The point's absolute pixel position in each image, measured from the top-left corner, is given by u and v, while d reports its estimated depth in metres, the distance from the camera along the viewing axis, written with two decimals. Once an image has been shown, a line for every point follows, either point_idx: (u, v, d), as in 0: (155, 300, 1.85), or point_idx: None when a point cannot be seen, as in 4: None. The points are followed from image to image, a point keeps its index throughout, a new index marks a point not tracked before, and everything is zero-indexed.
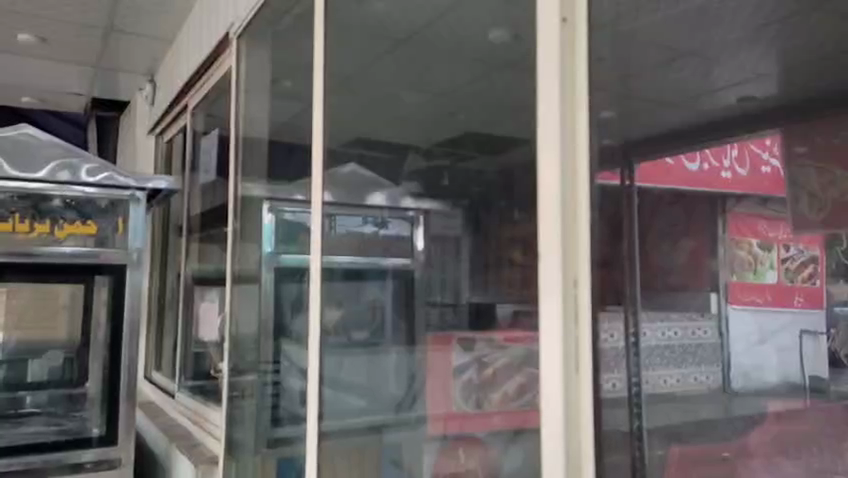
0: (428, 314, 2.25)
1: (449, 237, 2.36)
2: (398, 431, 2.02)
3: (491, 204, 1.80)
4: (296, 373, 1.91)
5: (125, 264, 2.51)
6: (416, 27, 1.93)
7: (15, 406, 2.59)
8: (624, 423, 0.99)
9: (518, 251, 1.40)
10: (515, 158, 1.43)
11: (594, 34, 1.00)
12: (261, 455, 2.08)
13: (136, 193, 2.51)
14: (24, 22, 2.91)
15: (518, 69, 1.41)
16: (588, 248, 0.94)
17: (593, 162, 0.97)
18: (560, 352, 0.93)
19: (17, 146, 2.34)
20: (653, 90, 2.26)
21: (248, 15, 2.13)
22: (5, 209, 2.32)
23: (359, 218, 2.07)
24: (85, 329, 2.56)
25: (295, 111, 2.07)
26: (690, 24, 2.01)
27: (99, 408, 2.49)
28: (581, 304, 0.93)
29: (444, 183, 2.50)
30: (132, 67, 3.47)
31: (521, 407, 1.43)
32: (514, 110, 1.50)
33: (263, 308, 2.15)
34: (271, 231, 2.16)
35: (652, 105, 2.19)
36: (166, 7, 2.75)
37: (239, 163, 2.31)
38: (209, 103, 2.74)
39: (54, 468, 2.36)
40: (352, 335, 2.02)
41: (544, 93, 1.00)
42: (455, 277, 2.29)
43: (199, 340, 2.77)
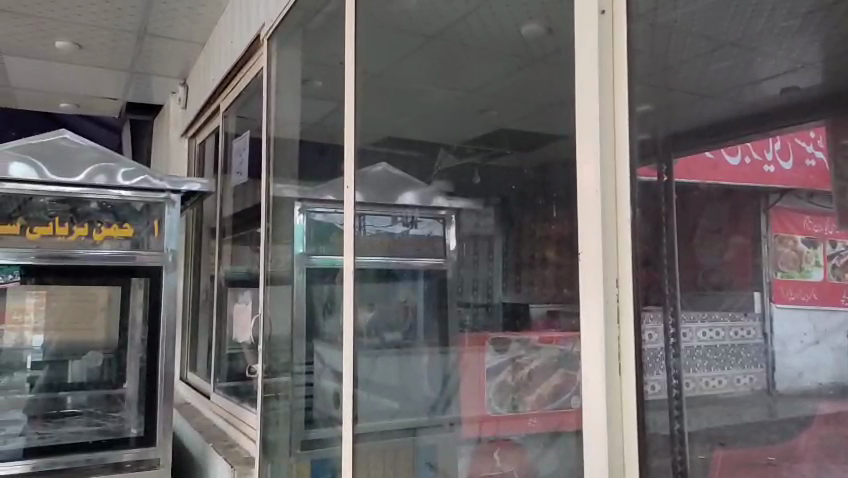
0: (460, 314, 2.15)
1: (481, 235, 2.10)
2: (431, 433, 2.04)
3: (525, 203, 1.76)
4: (330, 375, 1.91)
5: (161, 267, 2.53)
6: (447, 22, 1.93)
7: (58, 406, 2.69)
8: (665, 426, 0.89)
9: (552, 250, 1.38)
10: (550, 155, 1.39)
11: (636, 20, 0.94)
12: (296, 456, 2.07)
13: (170, 195, 2.55)
14: (61, 29, 2.97)
15: (553, 63, 1.37)
16: (630, 245, 0.90)
17: (635, 156, 0.92)
18: (601, 353, 0.89)
19: (54, 153, 2.35)
20: (703, 71, 1.24)
21: (277, 17, 2.13)
22: (47, 213, 2.40)
23: (388, 217, 2.05)
24: (123, 330, 2.61)
25: (326, 111, 2.05)
26: (715, 29, 1.27)
27: (137, 408, 2.52)
28: (625, 304, 0.89)
29: (476, 182, 2.15)
30: (164, 71, 3.52)
31: (559, 407, 1.40)
32: (550, 104, 1.46)
33: (296, 309, 2.16)
34: (303, 233, 2.16)
35: (704, 78, 1.24)
36: (198, 10, 2.77)
37: (273, 165, 2.30)
38: (241, 104, 2.76)
39: (96, 468, 2.39)
40: (384, 336, 2.02)
41: (582, 89, 0.96)
42: (487, 278, 2.03)
43: (233, 342, 2.79)
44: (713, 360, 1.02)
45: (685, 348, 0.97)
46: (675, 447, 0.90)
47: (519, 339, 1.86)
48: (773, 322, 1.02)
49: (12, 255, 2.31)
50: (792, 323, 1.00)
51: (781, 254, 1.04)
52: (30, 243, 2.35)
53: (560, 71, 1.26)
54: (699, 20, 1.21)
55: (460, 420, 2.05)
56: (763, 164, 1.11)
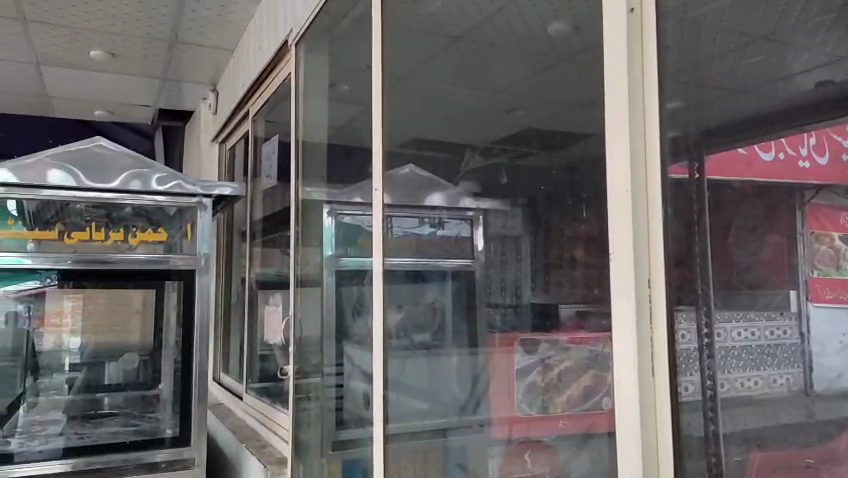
0: (490, 314, 2.13)
1: (508, 236, 2.08)
2: (463, 434, 2.03)
3: (555, 203, 1.74)
4: (361, 376, 1.92)
5: (194, 270, 2.57)
6: (472, 23, 1.94)
7: (97, 407, 2.75)
8: (700, 428, 0.87)
9: (581, 249, 1.38)
10: (579, 155, 1.38)
11: (666, 17, 0.93)
12: (327, 457, 2.09)
13: (203, 199, 2.59)
14: (95, 39, 3.04)
15: (582, 62, 1.36)
16: (662, 244, 0.88)
17: (666, 153, 0.90)
18: (634, 356, 0.87)
19: (91, 159, 2.42)
20: (735, 68, 1.22)
21: (305, 22, 2.16)
22: (82, 218, 2.47)
23: (416, 219, 2.07)
24: (157, 332, 2.66)
25: (354, 113, 2.06)
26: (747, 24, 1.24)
27: (171, 409, 2.57)
28: (657, 305, 0.87)
29: (503, 182, 2.14)
30: (195, 78, 3.57)
31: (590, 408, 1.39)
32: (578, 103, 1.45)
33: (326, 310, 2.18)
34: (332, 234, 2.18)
35: (737, 74, 1.21)
36: (227, 17, 2.80)
37: (301, 168, 2.34)
38: (270, 108, 2.79)
39: (132, 468, 2.44)
40: (413, 337, 2.04)
41: (612, 89, 0.95)
42: (515, 278, 2.01)
43: (264, 343, 2.83)
44: (747, 361, 1.01)
45: (719, 349, 0.96)
46: (709, 450, 0.88)
47: (548, 340, 1.85)
48: (809, 321, 1.02)
49: (50, 259, 2.38)
50: (831, 323, 1.01)
51: (817, 251, 1.05)
52: (67, 247, 2.41)
53: (588, 70, 1.25)
54: (735, 13, 1.18)
55: (490, 421, 2.03)
56: (799, 159, 1.13)
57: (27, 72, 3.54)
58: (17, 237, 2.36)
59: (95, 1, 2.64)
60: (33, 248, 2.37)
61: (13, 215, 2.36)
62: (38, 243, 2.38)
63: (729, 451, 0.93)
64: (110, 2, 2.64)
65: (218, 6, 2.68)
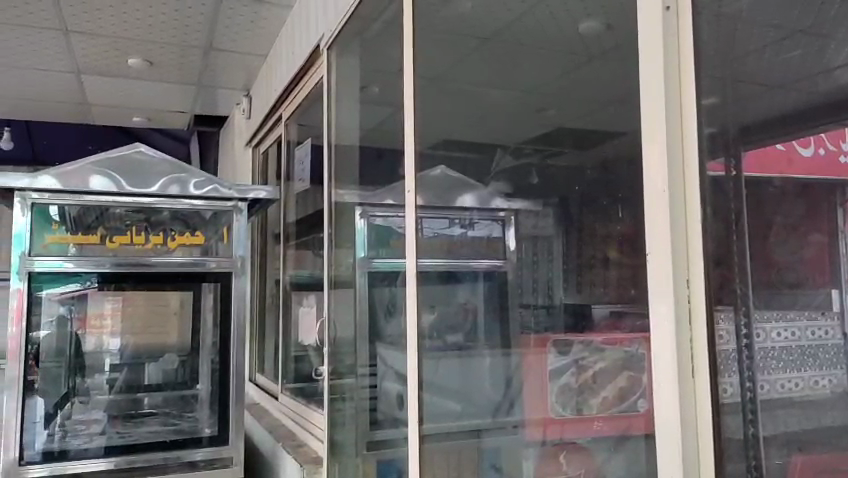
0: (522, 316, 2.13)
1: (540, 236, 2.09)
2: (497, 435, 2.02)
3: (587, 204, 1.74)
4: (393, 376, 1.93)
5: (231, 272, 2.62)
6: (502, 23, 1.94)
7: (137, 407, 2.81)
8: (741, 430, 0.86)
9: (617, 248, 1.36)
10: (614, 154, 1.37)
11: (704, 16, 0.91)
12: (362, 456, 2.10)
13: (238, 203, 2.64)
14: (133, 47, 3.12)
15: (617, 60, 1.35)
16: (701, 245, 0.87)
17: (704, 151, 0.89)
18: (673, 356, 0.87)
19: (131, 165, 2.48)
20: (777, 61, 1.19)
21: (336, 26, 2.18)
22: (122, 223, 2.53)
23: (447, 220, 2.09)
24: (195, 333, 2.72)
25: (385, 114, 2.07)
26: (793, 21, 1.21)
27: (209, 409, 2.62)
28: (697, 305, 0.86)
29: (534, 182, 2.11)
30: (228, 83, 3.63)
31: (626, 409, 1.38)
32: (614, 102, 1.44)
33: (359, 311, 2.20)
34: (364, 236, 2.19)
35: (778, 68, 1.19)
36: (260, 23, 2.84)
37: (334, 172, 2.37)
38: (302, 112, 2.82)
39: (173, 466, 2.49)
40: (447, 338, 2.06)
41: (649, 90, 0.94)
42: (548, 278, 2.01)
43: (298, 344, 2.86)
44: (790, 362, 0.99)
45: (759, 349, 0.94)
46: (750, 452, 0.87)
47: (582, 341, 1.83)
48: None
49: (90, 262, 2.44)
50: None
51: None
52: (108, 251, 2.48)
53: (623, 67, 1.24)
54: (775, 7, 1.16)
55: (524, 422, 1.99)
56: (839, 154, 1.16)
57: (69, 81, 3.64)
58: (58, 242, 2.41)
59: (133, 11, 2.71)
60: (75, 252, 2.43)
61: (56, 219, 2.41)
62: (79, 247, 2.45)
63: (775, 451, 0.92)
64: (147, 11, 2.70)
65: (250, 13, 2.73)
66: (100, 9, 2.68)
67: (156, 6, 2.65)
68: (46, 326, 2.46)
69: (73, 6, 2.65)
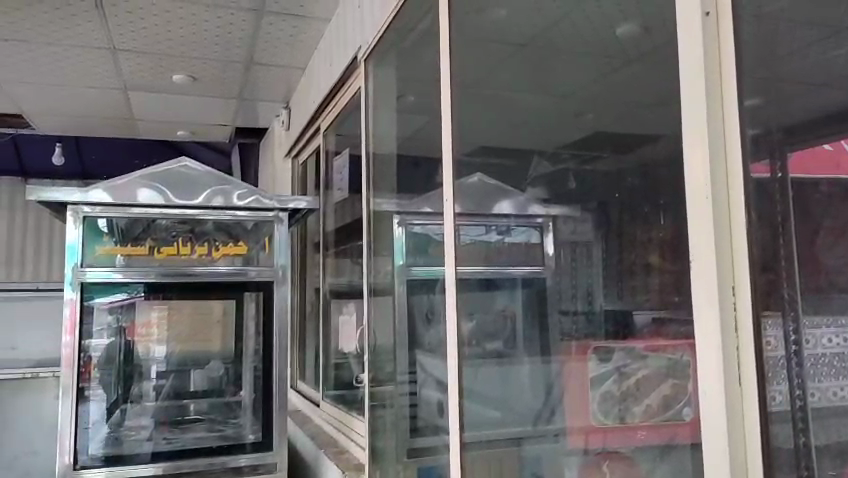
0: (560, 323, 2.15)
1: (579, 242, 2.19)
2: (537, 444, 1.96)
3: (635, 210, 1.76)
4: (433, 384, 1.94)
5: (273, 281, 2.67)
6: (538, 29, 1.94)
7: (183, 413, 2.88)
8: (790, 439, 0.83)
9: (658, 254, 1.35)
10: (654, 157, 1.36)
11: (744, 18, 0.90)
12: (402, 463, 2.11)
13: (280, 213, 2.68)
14: (178, 64, 3.22)
15: (656, 64, 1.34)
16: (745, 250, 0.84)
17: (748, 153, 0.86)
18: (718, 363, 0.84)
19: (177, 178, 2.56)
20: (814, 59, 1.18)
21: (373, 38, 2.21)
22: (170, 233, 2.61)
23: (483, 227, 2.02)
24: (237, 340, 2.79)
25: (421, 123, 2.09)
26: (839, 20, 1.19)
27: (253, 415, 2.67)
28: (742, 312, 0.83)
29: (572, 187, 2.28)
30: (268, 97, 3.71)
31: (671, 417, 1.36)
32: (654, 107, 1.43)
33: (398, 319, 2.22)
34: (402, 245, 2.22)
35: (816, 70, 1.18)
36: (300, 37, 2.89)
37: (373, 179, 2.40)
38: (341, 123, 2.86)
39: (218, 471, 2.54)
40: (485, 345, 1.98)
41: (689, 94, 0.92)
42: (587, 284, 2.11)
43: (338, 351, 2.90)
44: (840, 367, 1.00)
45: (808, 355, 0.93)
46: (800, 461, 0.85)
47: (623, 348, 1.89)
48: None
49: (136, 273, 2.53)
50: None
51: None
52: (156, 261, 2.58)
53: (662, 71, 1.23)
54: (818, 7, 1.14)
55: (565, 430, 1.93)
56: None
57: (116, 98, 3.78)
58: (107, 253, 2.49)
59: (176, 29, 2.79)
60: (122, 263, 2.51)
61: (105, 231, 2.49)
62: (128, 258, 2.53)
63: (826, 458, 0.91)
64: (190, 28, 2.78)
65: (289, 28, 2.79)
66: (145, 28, 2.77)
67: (198, 23, 2.73)
68: (97, 335, 2.54)
69: (120, 26, 2.75)
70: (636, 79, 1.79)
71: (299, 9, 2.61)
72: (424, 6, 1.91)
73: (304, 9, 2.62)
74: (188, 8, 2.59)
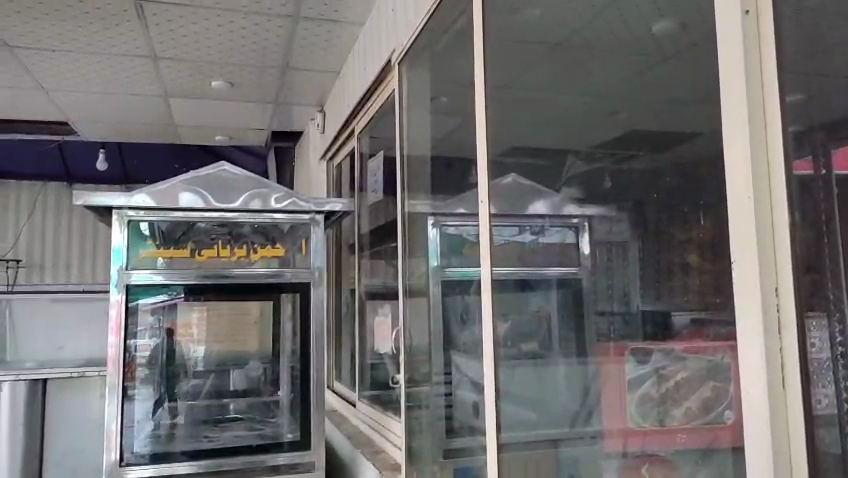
0: (597, 323, 2.10)
1: (615, 243, 2.14)
2: (573, 446, 1.95)
3: (674, 211, 1.73)
4: (469, 386, 1.93)
5: (309, 283, 2.72)
6: (572, 28, 1.93)
7: (222, 412, 2.91)
8: (839, 443, 0.81)
9: (697, 255, 1.33)
10: (694, 155, 1.34)
11: (787, 15, 0.88)
12: (438, 464, 2.12)
13: (316, 215, 2.73)
14: (216, 70, 3.29)
15: (694, 61, 1.32)
16: (788, 251, 0.82)
17: (789, 152, 0.85)
18: (761, 365, 0.83)
19: (216, 182, 2.61)
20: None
21: (407, 41, 2.22)
22: (209, 237, 2.65)
23: (517, 227, 2.01)
24: (275, 340, 2.84)
25: (454, 125, 2.09)
26: None
27: (290, 415, 2.72)
28: (786, 313, 0.82)
29: (607, 186, 2.23)
30: (303, 101, 3.76)
31: (712, 421, 1.34)
32: (694, 105, 1.40)
33: (433, 321, 2.23)
34: (436, 247, 2.23)
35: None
36: (334, 41, 2.92)
37: (407, 183, 2.43)
38: (375, 125, 2.89)
39: (258, 469, 2.59)
40: (521, 346, 1.97)
41: (728, 93, 0.90)
42: (624, 285, 2.04)
43: (373, 352, 2.92)
44: None
45: None
46: None
47: (662, 349, 1.85)
48: None
49: (176, 275, 2.58)
50: None
51: None
52: (196, 264, 2.62)
53: (700, 68, 1.21)
54: None
55: (602, 433, 1.91)
56: None
57: (157, 104, 3.87)
58: (150, 256, 2.56)
59: (215, 36, 2.85)
60: (163, 265, 2.57)
61: (148, 235, 2.56)
62: (169, 260, 2.59)
63: None
64: (228, 35, 2.84)
65: (324, 33, 2.82)
66: (185, 36, 2.84)
67: (235, 30, 2.78)
68: (143, 335, 2.61)
69: (161, 34, 2.82)
70: (673, 75, 1.77)
71: (334, 14, 2.64)
72: (457, 8, 1.92)
73: (339, 14, 2.64)
74: (226, 16, 2.64)
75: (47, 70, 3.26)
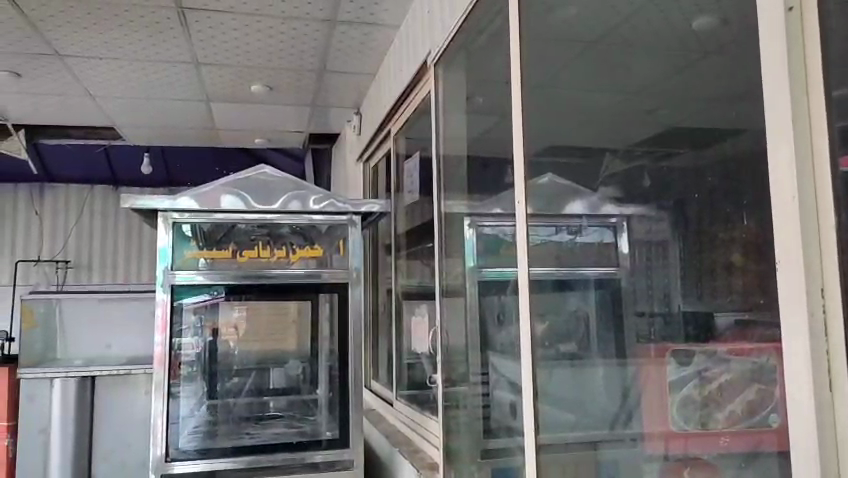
0: (637, 325, 2.08)
1: (654, 242, 2.13)
2: (614, 448, 1.90)
3: (716, 211, 1.70)
4: (507, 386, 1.92)
5: (347, 282, 2.75)
6: (610, 26, 1.91)
7: (263, 409, 2.97)
8: None
9: (741, 255, 1.31)
10: (737, 155, 1.30)
11: (834, 8, 0.85)
12: (476, 465, 2.12)
13: (353, 216, 2.77)
14: (256, 75, 3.35)
15: (736, 57, 1.29)
16: (835, 251, 0.79)
17: (835, 148, 0.81)
18: (807, 369, 0.81)
19: (257, 184, 2.67)
20: None
21: (444, 43, 2.23)
22: (250, 238, 2.71)
23: (554, 227, 1.99)
24: (314, 340, 2.88)
25: (490, 124, 2.09)
26: None
27: (329, 413, 2.76)
28: (832, 316, 0.79)
29: (646, 185, 2.22)
30: (340, 103, 3.80)
31: (757, 424, 1.32)
32: (736, 101, 1.37)
33: (470, 322, 2.23)
34: (473, 247, 2.23)
35: None
36: (370, 44, 2.94)
37: (443, 183, 2.43)
38: (411, 127, 2.90)
39: (298, 467, 2.64)
40: (560, 346, 1.95)
41: (772, 95, 0.89)
42: (664, 287, 2.04)
43: (410, 352, 2.94)
44: None
45: None
46: None
47: (703, 351, 1.85)
48: None
49: (217, 275, 2.63)
50: None
51: None
52: (237, 264, 2.67)
53: (743, 63, 1.18)
54: None
55: (643, 435, 1.88)
56: None
57: (200, 109, 3.97)
58: (193, 257, 2.63)
59: (255, 41, 2.91)
60: (205, 266, 2.63)
61: (191, 236, 2.63)
62: (210, 261, 2.65)
63: None
64: (267, 40, 2.89)
65: (360, 36, 2.85)
66: (226, 42, 2.91)
67: (274, 35, 2.83)
68: (188, 334, 2.69)
69: (203, 41, 2.89)
70: (717, 71, 1.73)
71: (370, 17, 2.66)
72: (493, 8, 1.92)
73: (376, 17, 2.67)
74: (266, 22, 2.70)
75: (95, 77, 3.37)
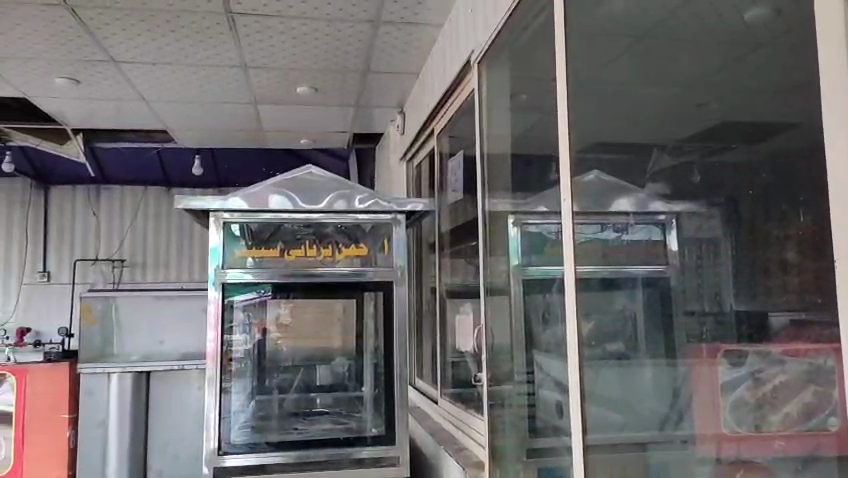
0: (688, 324, 2.04)
1: (704, 240, 2.09)
2: (665, 449, 1.83)
3: (771, 207, 1.64)
4: (554, 385, 1.90)
5: (393, 280, 2.78)
6: (659, 19, 1.87)
7: (309, 405, 3.00)
8: None
9: (797, 252, 1.26)
10: (792, 150, 1.26)
11: None
12: (522, 464, 2.10)
13: (397, 215, 2.79)
14: (303, 77, 3.41)
15: (792, 48, 1.25)
16: None
17: None
18: None
19: (302, 184, 2.72)
20: None
21: (487, 40, 2.23)
22: (296, 237, 2.76)
23: (599, 225, 1.95)
24: (359, 337, 2.91)
25: (534, 122, 2.07)
26: None
27: (375, 410, 2.78)
28: None
29: (695, 181, 2.22)
30: (383, 102, 3.83)
31: (815, 426, 1.28)
32: (792, 92, 1.32)
33: (515, 321, 2.22)
34: (517, 245, 2.22)
35: None
36: (413, 44, 2.95)
37: (488, 180, 2.43)
38: (454, 125, 2.90)
39: (345, 462, 2.68)
40: (606, 345, 1.90)
41: (832, 88, 0.85)
42: (715, 285, 1.99)
43: (455, 350, 2.95)
44: None
45: None
46: None
47: (758, 352, 1.82)
48: None
49: (266, 274, 2.70)
50: None
51: None
52: (285, 262, 2.73)
53: (799, 55, 1.14)
54: None
55: (694, 437, 1.85)
56: None
57: (248, 111, 4.06)
58: (243, 256, 2.69)
59: (300, 44, 2.96)
60: (253, 264, 2.70)
61: (240, 236, 2.69)
62: (258, 260, 2.71)
63: None
64: (312, 43, 2.94)
65: (404, 35, 2.86)
66: (273, 45, 2.96)
67: (320, 37, 2.88)
68: (238, 330, 2.74)
69: (252, 44, 2.95)
70: (772, 63, 1.67)
71: (414, 17, 2.67)
72: (538, 4, 1.90)
73: (420, 16, 2.67)
74: (311, 24, 2.74)
75: (149, 82, 3.49)
